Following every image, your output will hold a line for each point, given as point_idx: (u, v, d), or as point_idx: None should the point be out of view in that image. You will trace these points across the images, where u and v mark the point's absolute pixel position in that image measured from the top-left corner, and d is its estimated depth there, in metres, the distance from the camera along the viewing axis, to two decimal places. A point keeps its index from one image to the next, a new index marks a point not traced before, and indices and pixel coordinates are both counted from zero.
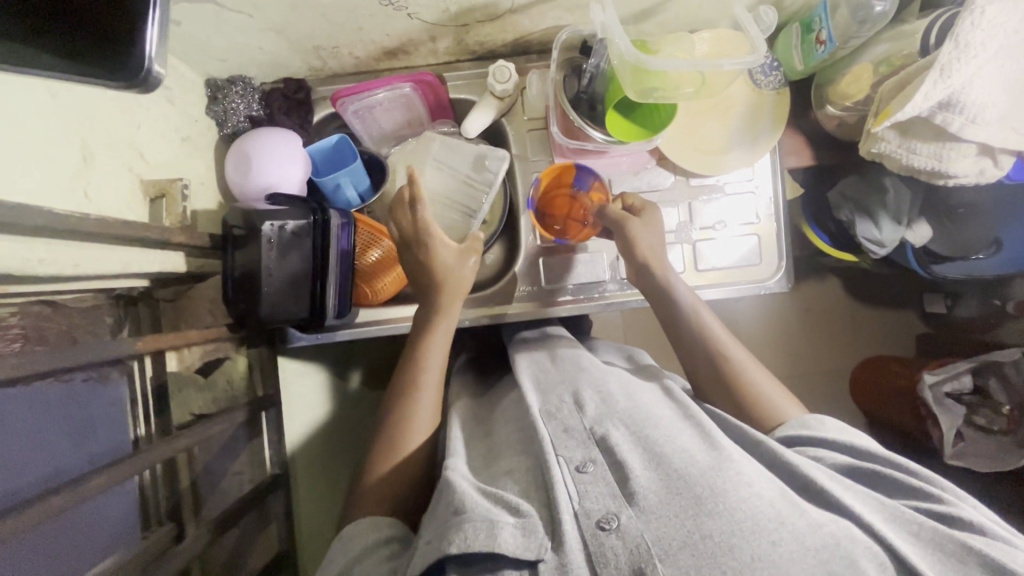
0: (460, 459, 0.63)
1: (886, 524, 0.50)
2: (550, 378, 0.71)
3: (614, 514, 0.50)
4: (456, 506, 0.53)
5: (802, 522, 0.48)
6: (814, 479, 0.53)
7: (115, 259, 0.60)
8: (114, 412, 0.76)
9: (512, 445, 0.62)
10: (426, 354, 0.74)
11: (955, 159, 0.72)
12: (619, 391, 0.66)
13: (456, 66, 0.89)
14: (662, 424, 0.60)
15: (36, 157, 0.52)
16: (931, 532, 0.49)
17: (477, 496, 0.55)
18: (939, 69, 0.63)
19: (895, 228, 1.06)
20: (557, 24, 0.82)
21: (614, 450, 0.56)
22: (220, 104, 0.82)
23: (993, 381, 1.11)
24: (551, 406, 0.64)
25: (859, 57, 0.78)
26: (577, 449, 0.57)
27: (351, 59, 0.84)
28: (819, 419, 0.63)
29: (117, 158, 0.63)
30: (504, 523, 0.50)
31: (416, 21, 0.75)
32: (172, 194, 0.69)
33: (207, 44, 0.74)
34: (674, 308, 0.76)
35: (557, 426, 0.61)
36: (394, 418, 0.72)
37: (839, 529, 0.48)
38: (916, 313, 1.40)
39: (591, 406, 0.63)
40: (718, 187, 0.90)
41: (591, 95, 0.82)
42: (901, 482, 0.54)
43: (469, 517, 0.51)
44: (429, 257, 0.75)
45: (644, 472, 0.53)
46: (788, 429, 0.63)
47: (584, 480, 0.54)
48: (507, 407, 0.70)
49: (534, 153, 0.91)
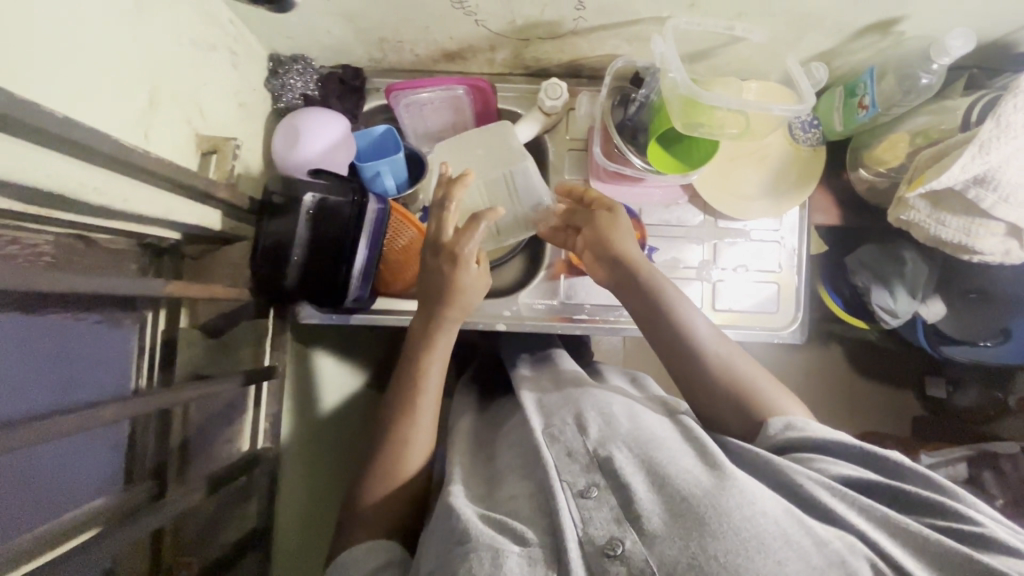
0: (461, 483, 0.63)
1: (891, 540, 0.48)
2: (552, 399, 0.71)
3: (618, 539, 0.50)
4: (461, 536, 0.53)
5: (808, 541, 0.47)
6: (817, 495, 0.52)
7: (158, 203, 0.61)
8: (117, 356, 0.75)
9: (518, 466, 0.62)
10: (425, 376, 0.73)
11: (982, 235, 0.74)
12: (623, 413, 0.66)
13: (508, 78, 0.92)
14: (667, 446, 0.60)
15: (110, 91, 0.54)
16: (935, 543, 0.47)
17: (483, 524, 0.54)
18: (978, 144, 0.65)
19: (909, 301, 1.09)
20: (613, 52, 0.84)
21: (619, 473, 0.56)
22: (279, 78, 0.85)
23: (989, 472, 1.11)
24: (555, 429, 0.64)
25: (898, 126, 0.81)
26: (580, 474, 0.57)
27: (411, 56, 0.87)
28: (806, 423, 0.61)
29: (178, 109, 0.65)
30: (509, 552, 0.50)
31: (481, 28, 0.78)
32: (224, 151, 0.70)
33: (279, 18, 0.76)
34: (661, 315, 0.71)
35: (560, 450, 0.61)
36: (394, 443, 0.71)
37: (844, 546, 0.47)
38: (915, 394, 1.40)
39: (594, 428, 0.63)
40: (744, 232, 0.92)
41: (636, 123, 0.84)
42: (916, 496, 0.52)
43: (474, 546, 0.51)
44: (455, 281, 0.72)
45: (646, 496, 0.53)
46: (777, 434, 0.61)
47: (588, 505, 0.54)
48: (507, 432, 0.70)
49: (571, 171, 0.92)
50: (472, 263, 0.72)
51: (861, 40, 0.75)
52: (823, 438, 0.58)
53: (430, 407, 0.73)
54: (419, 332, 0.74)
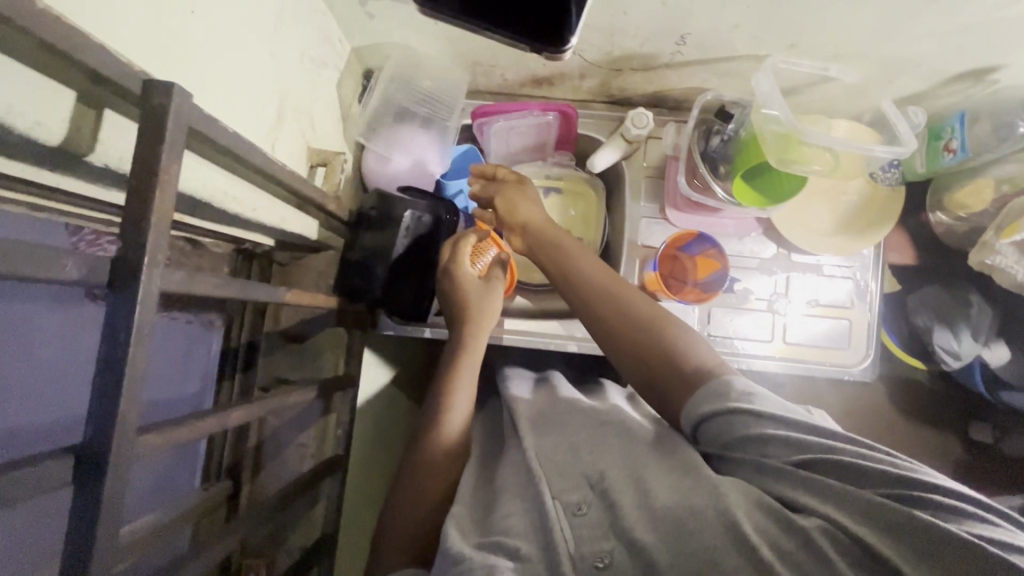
0: (462, 506, 0.59)
1: (862, 527, 0.45)
2: (550, 421, 0.68)
3: (608, 552, 0.49)
4: (456, 556, 0.51)
5: (806, 562, 0.44)
6: (787, 493, 0.49)
7: (271, 212, 0.65)
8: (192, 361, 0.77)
9: (514, 485, 0.59)
10: (453, 395, 0.71)
11: None
12: (613, 432, 0.63)
13: (589, 105, 0.94)
14: (653, 459, 0.57)
15: (249, 106, 0.56)
16: (899, 518, 0.43)
17: (474, 551, 0.51)
18: None
19: (974, 344, 1.10)
20: (699, 86, 0.86)
21: (609, 491, 0.54)
22: (372, 95, 0.88)
23: None
24: (548, 448, 0.62)
25: (986, 172, 0.81)
26: (573, 489, 0.55)
27: (499, 79, 0.90)
28: (729, 386, 0.58)
29: (296, 124, 0.67)
30: (502, 567, 0.49)
31: (577, 57, 0.81)
32: (333, 164, 0.72)
33: (383, 40, 0.79)
34: (577, 280, 0.72)
35: (552, 467, 0.58)
36: (415, 467, 0.67)
37: (818, 537, 0.45)
38: (961, 437, 1.38)
39: (586, 450, 0.60)
40: (816, 267, 0.92)
41: (720, 155, 0.86)
42: (876, 472, 0.47)
43: (470, 565, 0.49)
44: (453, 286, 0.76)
45: (631, 509, 0.51)
46: (699, 402, 0.58)
47: (580, 523, 0.52)
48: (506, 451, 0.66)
49: (646, 198, 0.94)
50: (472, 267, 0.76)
51: (952, 86, 0.76)
52: (771, 410, 0.54)
53: (458, 424, 0.70)
54: (455, 348, 0.75)
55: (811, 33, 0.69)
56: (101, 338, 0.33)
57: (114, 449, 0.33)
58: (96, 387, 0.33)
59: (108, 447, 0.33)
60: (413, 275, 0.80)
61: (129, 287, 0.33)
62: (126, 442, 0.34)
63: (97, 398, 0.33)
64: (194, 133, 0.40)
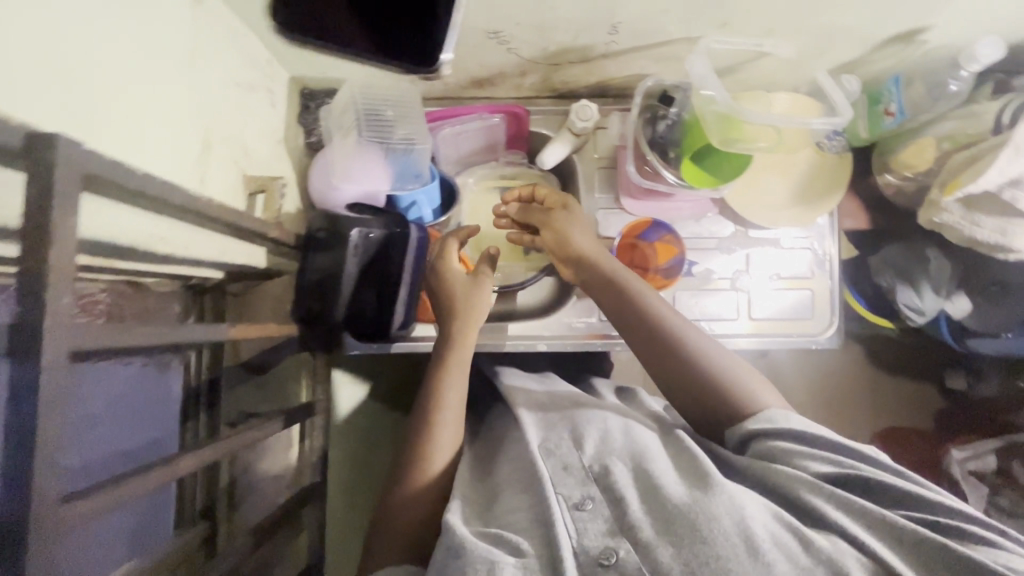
0: (460, 502, 0.62)
1: (874, 535, 0.50)
2: (551, 417, 0.72)
3: (613, 549, 0.52)
4: (457, 550, 0.54)
5: (797, 548, 0.49)
6: (801, 494, 0.54)
7: (210, 244, 0.63)
8: (138, 396, 0.72)
9: (513, 484, 0.62)
10: (441, 392, 0.71)
11: (1017, 235, 0.75)
12: (618, 429, 0.66)
13: (535, 101, 0.93)
14: (658, 457, 0.61)
15: (169, 142, 0.54)
16: (918, 536, 0.49)
17: (477, 538, 0.55)
18: (1013, 147, 0.67)
19: (936, 297, 1.13)
20: (639, 72, 0.86)
21: (614, 486, 0.57)
22: (311, 113, 0.86)
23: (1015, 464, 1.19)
24: (551, 442, 0.65)
25: (927, 130, 0.81)
26: (576, 487, 0.58)
27: (440, 84, 0.88)
28: (782, 416, 0.61)
29: (228, 153, 0.65)
30: (504, 563, 0.52)
31: (513, 55, 0.79)
32: (271, 191, 0.70)
33: (313, 56, 0.77)
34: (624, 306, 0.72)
35: (555, 463, 0.62)
36: (409, 476, 0.66)
37: (833, 548, 0.49)
38: (937, 387, 1.42)
39: (589, 444, 0.63)
40: (774, 241, 0.93)
41: (667, 141, 0.85)
42: (894, 490, 0.54)
43: (471, 563, 0.52)
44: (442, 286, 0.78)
45: (640, 508, 0.54)
46: (753, 422, 0.62)
47: (582, 517, 0.55)
48: (507, 448, 0.69)
49: (601, 189, 0.93)
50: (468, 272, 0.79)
51: (884, 50, 0.77)
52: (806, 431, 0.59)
53: (450, 425, 0.70)
54: (442, 348, 0.74)
55: (741, 11, 0.69)
56: (8, 413, 0.31)
57: (34, 525, 0.31)
58: (8, 462, 0.31)
59: (28, 524, 0.31)
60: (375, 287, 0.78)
61: (32, 356, 0.31)
62: (51, 514, 0.32)
63: (15, 473, 0.31)
64: (90, 181, 0.38)
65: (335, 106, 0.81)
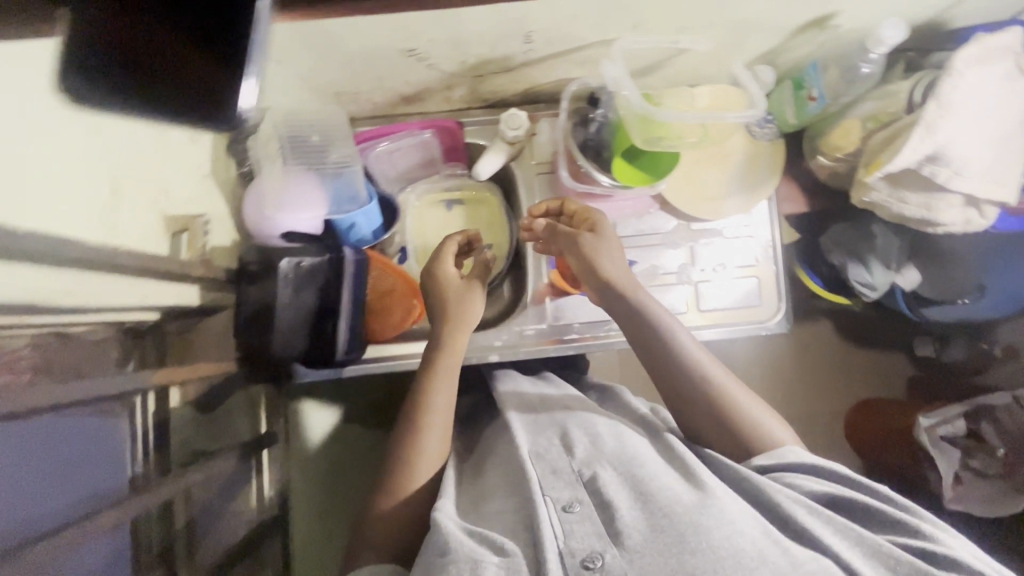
0: (449, 501, 0.63)
1: (862, 557, 0.52)
2: (540, 420, 0.74)
3: (599, 553, 0.52)
4: (442, 549, 0.54)
5: (784, 562, 0.50)
6: (791, 512, 0.55)
7: (129, 289, 0.64)
8: (93, 452, 0.69)
9: (501, 484, 0.63)
10: (431, 395, 0.72)
11: (943, 209, 0.75)
12: (608, 433, 0.68)
13: (469, 112, 0.93)
14: (648, 463, 0.62)
15: (70, 192, 0.54)
16: (908, 564, 0.51)
17: (464, 539, 0.55)
18: (924, 126, 0.68)
19: (884, 272, 1.14)
20: (566, 76, 0.86)
21: (602, 491, 0.58)
22: (241, 142, 0.86)
23: (986, 423, 1.21)
24: (542, 447, 0.66)
25: (850, 112, 0.83)
26: (564, 489, 0.59)
27: (370, 104, 0.88)
28: (793, 453, 0.63)
29: (143, 194, 0.64)
30: (487, 562, 0.52)
31: (435, 70, 0.79)
32: (193, 229, 0.72)
33: None
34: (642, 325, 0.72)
35: (545, 467, 0.62)
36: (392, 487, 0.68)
37: (819, 568, 0.50)
38: (906, 356, 1.44)
39: (579, 448, 0.65)
40: (717, 232, 0.94)
41: (599, 142, 0.86)
42: (883, 514, 0.56)
43: (454, 562, 0.52)
44: (445, 304, 0.77)
45: (630, 513, 0.55)
46: (766, 457, 0.63)
47: (571, 519, 0.55)
48: (496, 450, 0.71)
49: (541, 195, 0.94)
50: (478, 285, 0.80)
51: (801, 36, 0.78)
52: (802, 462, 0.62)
53: (438, 429, 0.71)
54: (432, 350, 0.76)
55: (650, 11, 0.69)
56: None
57: None
58: None
59: None
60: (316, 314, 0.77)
61: None
62: None
63: None
64: None
65: (258, 134, 0.81)
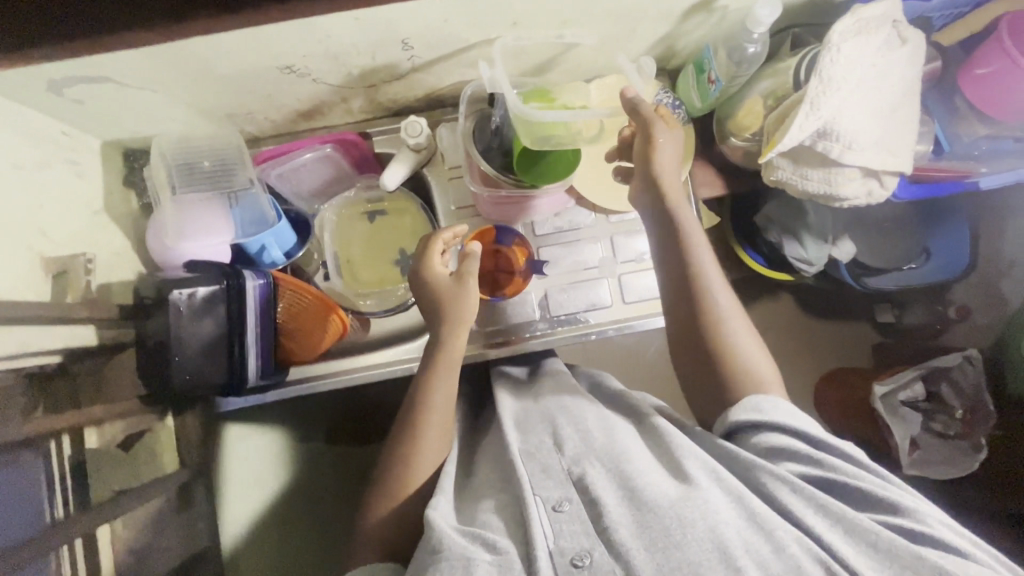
0: (446, 497, 0.64)
1: (844, 538, 0.52)
2: (530, 415, 0.74)
3: (586, 551, 0.53)
4: (435, 543, 0.56)
5: (767, 549, 0.51)
6: (780, 500, 0.56)
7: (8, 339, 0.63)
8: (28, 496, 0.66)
9: (493, 485, 0.64)
10: (430, 395, 0.72)
11: (842, 182, 0.75)
12: (597, 426, 0.68)
13: (374, 123, 0.92)
14: (636, 456, 0.62)
15: None
16: (889, 541, 0.51)
17: (458, 535, 0.56)
18: (808, 102, 0.67)
19: (819, 246, 1.12)
20: (463, 79, 0.85)
21: (590, 488, 0.58)
22: (138, 175, 0.84)
23: (945, 386, 1.23)
24: (532, 445, 0.66)
25: (749, 91, 0.82)
26: (555, 488, 0.59)
27: (269, 123, 0.87)
28: (768, 402, 0.64)
29: (13, 238, 0.63)
30: (479, 560, 0.53)
31: (322, 84, 0.78)
32: (74, 270, 0.70)
33: (115, 120, 0.75)
34: (683, 265, 0.73)
35: (535, 466, 0.63)
36: (383, 500, 0.68)
37: (802, 551, 0.51)
38: (869, 324, 1.41)
39: (569, 444, 0.65)
40: (637, 222, 0.93)
41: (501, 142, 0.84)
42: (874, 496, 0.55)
43: (445, 556, 0.53)
44: (435, 287, 0.74)
45: (617, 507, 0.56)
46: (741, 411, 0.65)
47: (560, 518, 0.56)
48: (490, 447, 0.72)
49: (456, 201, 0.93)
50: (473, 277, 0.75)
51: (689, 20, 0.77)
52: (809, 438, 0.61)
53: (436, 428, 0.71)
54: (433, 344, 0.74)
55: (523, 11, 0.68)
56: None
57: None
58: None
59: None
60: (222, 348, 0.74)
61: None
62: None
63: None
64: None
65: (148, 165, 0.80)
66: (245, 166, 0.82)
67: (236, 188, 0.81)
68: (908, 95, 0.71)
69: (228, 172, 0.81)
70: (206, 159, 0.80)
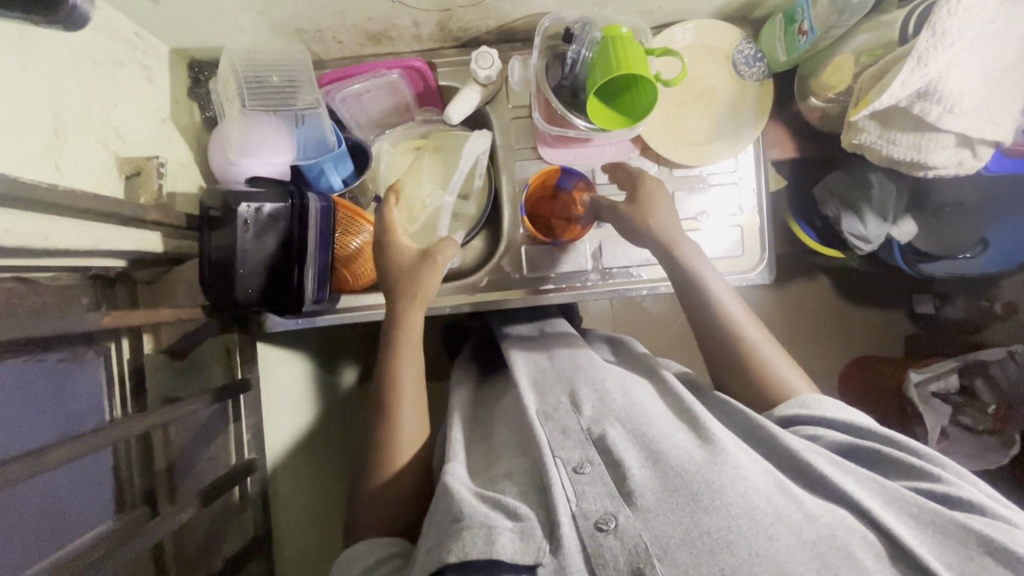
0: (459, 464, 0.63)
1: (885, 507, 0.52)
2: (546, 378, 0.72)
3: (611, 514, 0.51)
4: (455, 514, 0.53)
5: (798, 515, 0.50)
6: (813, 464, 0.55)
7: (85, 234, 0.61)
8: (90, 398, 0.71)
9: (511, 446, 0.63)
10: (397, 372, 0.72)
11: (933, 150, 0.71)
12: (615, 388, 0.68)
13: (442, 53, 0.90)
14: (657, 422, 0.61)
15: (14, 129, 0.53)
16: (931, 514, 0.50)
17: (477, 504, 0.54)
18: (916, 57, 0.63)
19: (880, 224, 1.07)
20: (540, 10, 0.83)
21: (612, 450, 0.57)
22: (202, 86, 0.83)
23: (979, 380, 1.19)
24: (548, 407, 0.65)
25: (842, 46, 0.78)
26: (574, 450, 0.58)
27: (335, 44, 0.85)
28: (817, 399, 0.64)
29: (90, 132, 0.63)
30: (501, 528, 0.50)
31: (398, 5, 0.75)
32: (148, 171, 0.69)
33: (188, 24, 0.74)
34: (696, 295, 0.74)
35: (552, 427, 0.61)
36: (378, 468, 0.69)
37: (835, 520, 0.50)
38: (905, 312, 1.38)
39: (587, 407, 0.64)
40: (702, 178, 0.90)
41: (574, 82, 0.81)
42: (904, 463, 0.56)
43: (468, 524, 0.51)
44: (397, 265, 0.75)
45: (640, 468, 0.55)
46: (788, 408, 0.65)
47: (581, 481, 0.54)
48: (505, 409, 0.70)
49: (519, 142, 0.91)
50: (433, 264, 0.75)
51: None
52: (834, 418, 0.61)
53: (410, 409, 0.71)
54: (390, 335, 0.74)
55: None
56: None
57: None
58: None
59: None
60: (268, 271, 0.75)
61: None
62: None
63: None
64: None
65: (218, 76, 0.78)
66: (312, 86, 0.79)
67: (299, 108, 0.78)
68: (1019, 61, 0.66)
69: (291, 91, 0.78)
70: (271, 73, 0.78)
